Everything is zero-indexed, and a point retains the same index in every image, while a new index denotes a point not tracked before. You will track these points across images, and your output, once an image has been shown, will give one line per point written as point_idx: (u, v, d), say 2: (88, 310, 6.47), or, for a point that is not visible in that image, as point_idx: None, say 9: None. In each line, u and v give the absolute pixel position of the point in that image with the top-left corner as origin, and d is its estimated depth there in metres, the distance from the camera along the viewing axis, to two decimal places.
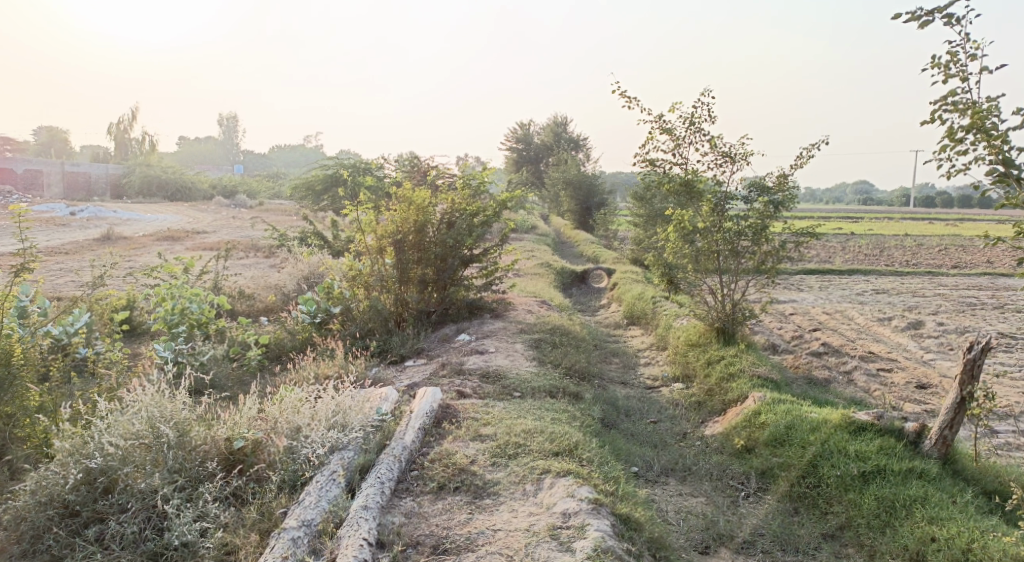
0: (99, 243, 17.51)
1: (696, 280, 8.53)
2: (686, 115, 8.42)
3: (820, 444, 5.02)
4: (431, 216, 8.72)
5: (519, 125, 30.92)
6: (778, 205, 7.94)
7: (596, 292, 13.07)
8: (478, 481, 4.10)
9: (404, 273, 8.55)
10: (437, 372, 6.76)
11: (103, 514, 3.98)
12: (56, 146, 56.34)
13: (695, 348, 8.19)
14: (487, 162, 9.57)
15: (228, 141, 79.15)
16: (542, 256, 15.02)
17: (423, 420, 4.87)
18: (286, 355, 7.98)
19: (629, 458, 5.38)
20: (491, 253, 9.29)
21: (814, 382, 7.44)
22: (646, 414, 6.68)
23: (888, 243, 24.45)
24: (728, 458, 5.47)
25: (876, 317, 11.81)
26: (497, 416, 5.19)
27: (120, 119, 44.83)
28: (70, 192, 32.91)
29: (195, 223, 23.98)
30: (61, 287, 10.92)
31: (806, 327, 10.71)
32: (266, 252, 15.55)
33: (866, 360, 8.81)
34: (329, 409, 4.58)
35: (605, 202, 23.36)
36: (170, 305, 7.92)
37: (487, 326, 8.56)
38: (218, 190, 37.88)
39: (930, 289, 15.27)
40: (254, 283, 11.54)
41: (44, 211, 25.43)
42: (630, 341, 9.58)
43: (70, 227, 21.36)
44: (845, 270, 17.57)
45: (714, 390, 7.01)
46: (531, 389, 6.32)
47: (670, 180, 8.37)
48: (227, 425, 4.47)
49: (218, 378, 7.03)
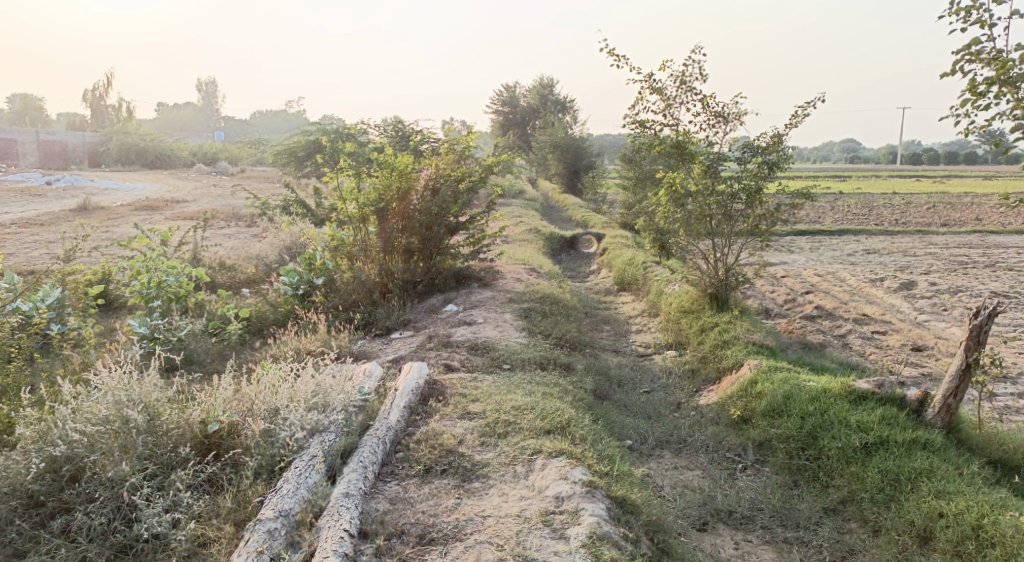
0: (77, 214, 17.06)
1: (688, 245, 8.31)
2: (677, 74, 8.12)
3: (820, 415, 4.85)
4: (415, 183, 8.42)
5: (504, 87, 30.31)
6: (772, 166, 7.71)
7: (585, 258, 12.84)
8: (466, 463, 3.91)
9: (388, 242, 8.30)
10: (423, 345, 6.54)
11: (69, 504, 3.76)
12: (31, 114, 55.07)
13: (687, 314, 8.01)
14: (472, 125, 9.23)
15: (208, 107, 77.67)
16: (530, 221, 14.75)
17: (408, 398, 4.67)
18: (268, 328, 7.73)
19: (623, 432, 5.21)
20: (478, 220, 9.02)
21: (810, 347, 7.29)
22: (639, 384, 6.51)
23: (876, 202, 24.33)
24: (724, 428, 5.31)
25: (869, 279, 11.66)
26: (486, 392, 4.98)
27: (95, 86, 43.74)
28: (47, 162, 32.17)
29: (175, 192, 23.46)
30: (34, 261, 10.57)
31: (799, 290, 10.56)
32: (248, 221, 15.18)
33: (860, 323, 8.67)
34: (309, 390, 4.35)
35: (593, 165, 23.02)
36: (146, 279, 7.64)
37: (474, 295, 8.33)
38: (199, 157, 37.16)
39: (921, 248, 15.14)
40: (235, 253, 11.23)
41: (20, 181, 24.78)
42: (621, 308, 9.39)
43: (46, 197, 20.83)
44: (835, 231, 17.42)
45: (708, 358, 6.84)
46: (520, 362, 6.12)
47: (661, 142, 8.10)
48: (201, 407, 4.24)
49: (197, 353, 6.75)
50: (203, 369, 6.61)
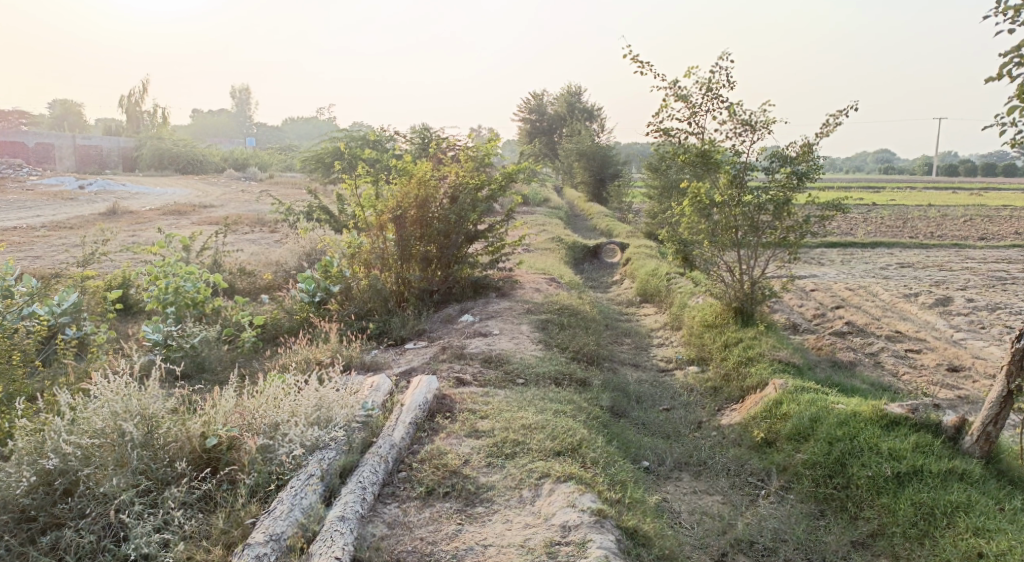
0: (105, 217, 17.23)
1: (713, 256, 8.06)
2: (702, 81, 7.89)
3: (849, 440, 4.58)
4: (434, 190, 8.28)
5: (532, 95, 30.18)
6: (802, 176, 7.45)
7: (608, 268, 12.61)
8: (470, 486, 3.72)
9: (405, 250, 8.16)
10: (436, 357, 6.37)
11: (61, 519, 3.63)
12: (69, 119, 56.24)
13: (711, 329, 7.75)
14: (494, 132, 9.05)
15: (240, 113, 78.70)
16: (554, 230, 14.56)
17: (415, 413, 4.49)
18: (283, 335, 7.63)
19: (639, 453, 4.99)
20: (497, 228, 8.85)
21: (839, 366, 7.02)
22: (658, 401, 6.28)
23: (911, 214, 23.76)
24: (746, 451, 5.06)
25: (902, 294, 11.28)
26: (496, 409, 4.79)
27: (130, 91, 44.48)
28: (82, 166, 32.74)
29: (204, 197, 23.67)
30: (58, 264, 10.61)
31: (828, 305, 10.23)
32: (272, 227, 15.20)
33: (893, 340, 8.34)
34: (311, 404, 4.19)
35: (620, 173, 22.78)
36: (164, 284, 7.56)
37: (492, 305, 8.16)
38: (229, 162, 37.55)
39: (957, 263, 14.67)
40: (255, 259, 11.18)
41: (54, 184, 25.23)
42: (643, 320, 9.15)
43: (77, 200, 21.13)
44: (867, 243, 16.98)
45: (731, 375, 6.59)
46: (535, 376, 5.93)
47: (685, 151, 7.86)
48: (201, 419, 4.10)
49: (209, 360, 6.65)
50: (214, 377, 6.50)
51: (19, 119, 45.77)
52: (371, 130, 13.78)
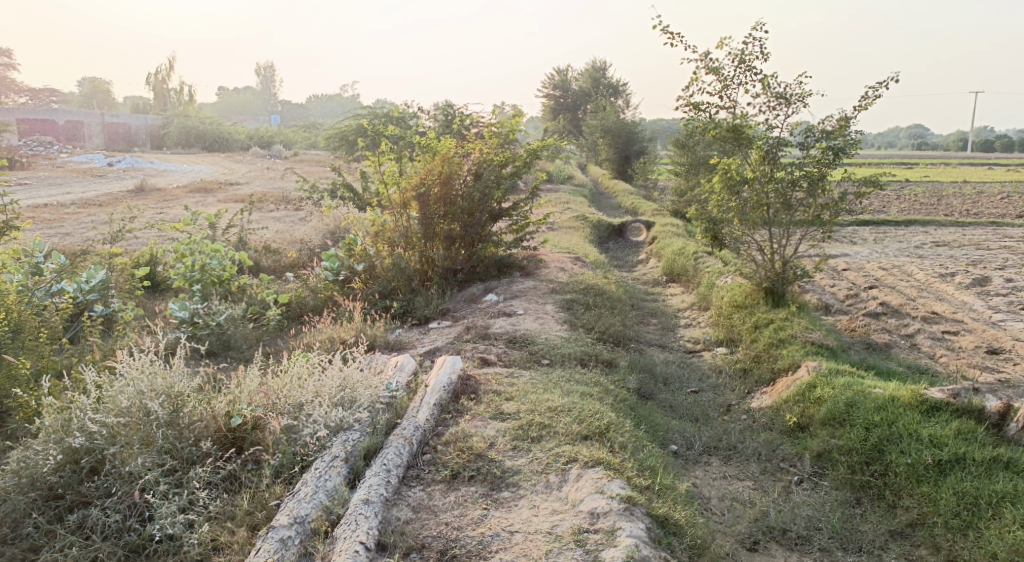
0: (132, 195, 17.34)
1: (743, 235, 7.87)
2: (735, 53, 7.65)
3: (887, 426, 4.43)
4: (458, 167, 8.16)
5: (556, 70, 29.79)
6: (837, 152, 7.21)
7: (634, 247, 12.42)
8: (496, 470, 3.65)
9: (429, 228, 8.07)
10: (461, 337, 6.30)
11: (87, 497, 3.59)
12: (97, 97, 56.80)
13: (740, 310, 7.58)
14: (519, 107, 8.89)
15: (265, 91, 78.88)
16: (579, 208, 14.38)
17: (439, 395, 4.42)
18: (308, 314, 7.59)
19: (667, 436, 4.88)
20: (522, 206, 8.71)
21: (873, 348, 6.83)
22: (686, 383, 6.15)
23: (946, 191, 23.16)
24: (778, 436, 4.94)
25: (937, 273, 10.99)
26: (522, 390, 4.71)
27: (157, 69, 44.68)
28: (111, 144, 33.04)
29: (229, 175, 23.76)
30: (86, 241, 10.69)
31: (861, 285, 9.98)
32: (296, 205, 15.19)
33: (929, 322, 8.11)
34: (335, 384, 4.13)
35: (646, 150, 22.43)
36: (190, 261, 7.55)
37: (516, 285, 8.06)
38: (254, 140, 37.65)
39: (994, 242, 14.27)
40: (279, 237, 11.18)
41: (83, 162, 25.46)
42: (670, 300, 9.00)
43: (106, 178, 21.30)
44: (900, 221, 16.57)
45: (761, 357, 6.44)
46: (560, 357, 5.83)
47: (716, 126, 7.65)
48: (225, 398, 4.06)
49: (234, 338, 6.62)
50: (239, 355, 6.49)
51: (48, 97, 46.30)
52: (394, 107, 13.65)
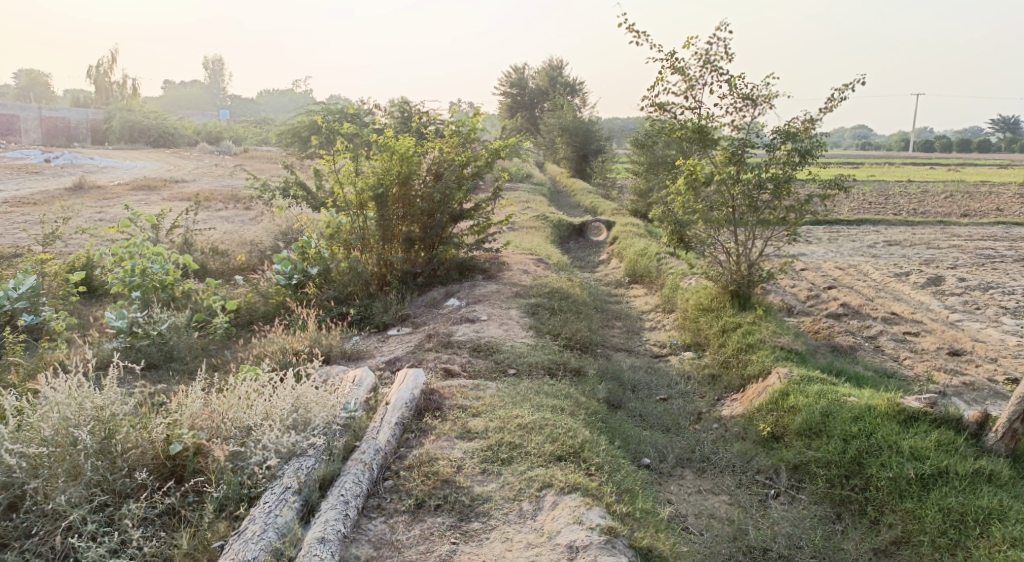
0: (72, 193, 16.59)
1: (709, 237, 7.73)
2: (700, 52, 7.54)
3: (864, 437, 4.32)
4: (417, 167, 7.87)
5: (512, 68, 29.56)
6: (803, 154, 7.14)
7: (595, 246, 12.27)
8: (464, 498, 3.42)
9: (387, 230, 7.77)
10: (422, 345, 6.02)
11: (3, 538, 3.25)
12: (36, 90, 54.70)
13: (707, 313, 7.45)
14: (479, 105, 8.62)
15: (214, 85, 76.98)
16: (538, 207, 14.18)
17: (401, 412, 4.14)
18: (259, 321, 7.23)
19: (639, 449, 4.68)
20: (483, 207, 8.44)
21: (839, 352, 6.77)
22: (655, 390, 5.98)
23: (894, 190, 23.63)
24: (751, 446, 4.78)
25: (893, 273, 11.07)
26: (489, 404, 4.46)
27: (99, 62, 43.10)
28: (50, 139, 31.76)
29: (175, 172, 22.94)
30: (19, 243, 10.07)
31: (821, 285, 9.98)
32: (246, 204, 14.65)
33: (889, 322, 8.10)
34: (287, 404, 3.81)
35: (603, 149, 22.38)
36: (130, 266, 7.06)
37: (478, 288, 7.79)
38: (202, 136, 36.58)
39: (944, 240, 14.52)
40: (228, 238, 10.71)
41: (20, 158, 24.34)
42: (633, 302, 8.85)
43: (43, 175, 20.35)
44: (853, 220, 16.78)
45: (730, 362, 6.30)
46: (527, 367, 5.60)
47: (681, 126, 7.52)
48: (166, 422, 3.71)
49: (178, 348, 6.24)
50: (183, 366, 6.08)
51: None
52: (349, 103, 13.25)
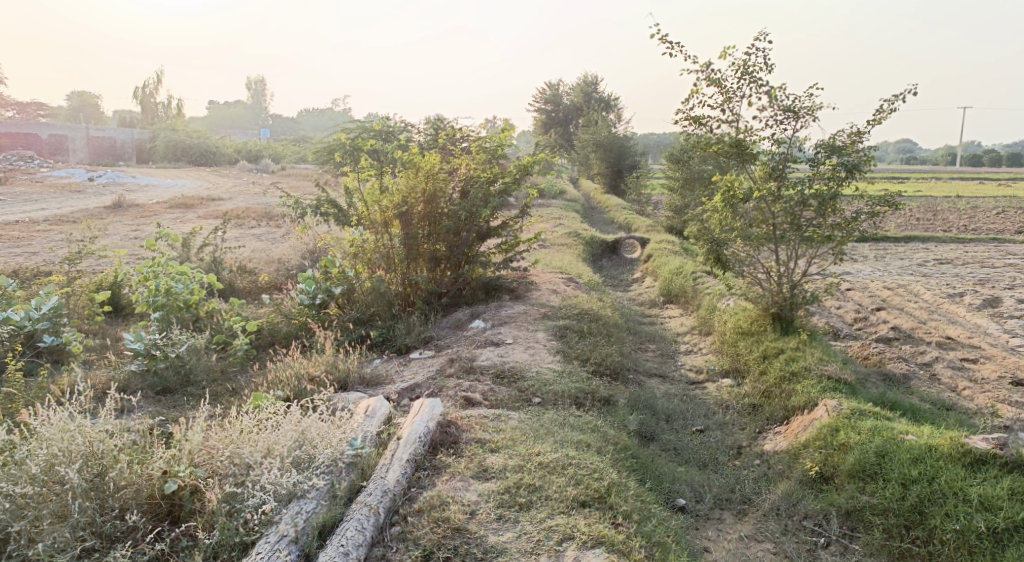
0: (110, 211, 16.73)
1: (748, 256, 7.30)
2: (738, 63, 7.20)
3: (926, 483, 3.93)
4: (443, 184, 7.62)
5: (547, 84, 29.39)
6: (850, 169, 6.72)
7: (629, 265, 11.88)
8: (477, 550, 3.18)
9: (412, 249, 7.52)
10: (444, 370, 5.73)
11: None
12: (85, 111, 56.26)
13: (746, 337, 7.03)
14: (508, 120, 8.35)
15: (255, 104, 78.38)
16: (571, 224, 13.86)
17: (414, 448, 3.85)
18: (280, 342, 7.01)
19: (674, 489, 4.32)
20: (511, 225, 8.14)
21: (890, 381, 6.30)
22: (691, 421, 5.59)
23: (941, 206, 22.80)
24: (797, 487, 4.39)
25: (945, 293, 10.49)
26: (509, 439, 4.15)
27: (144, 83, 44.11)
28: (95, 158, 32.43)
29: (213, 190, 23.14)
30: (50, 260, 10.05)
31: (868, 306, 9.47)
32: (278, 221, 14.59)
33: (944, 348, 7.58)
34: (290, 439, 3.53)
35: (638, 165, 22.01)
36: (154, 285, 6.82)
37: (505, 309, 7.49)
38: (241, 154, 37.09)
39: (998, 258, 13.82)
40: (255, 256, 10.58)
41: (64, 177, 24.74)
42: (668, 323, 8.46)
43: (85, 193, 20.67)
44: (900, 237, 16.13)
45: (772, 392, 5.88)
46: (553, 396, 5.27)
47: (718, 140, 7.17)
48: (163, 458, 3.46)
49: (195, 372, 6.03)
50: (199, 391, 5.87)
51: (35, 112, 46.02)
52: (379, 120, 13.09)
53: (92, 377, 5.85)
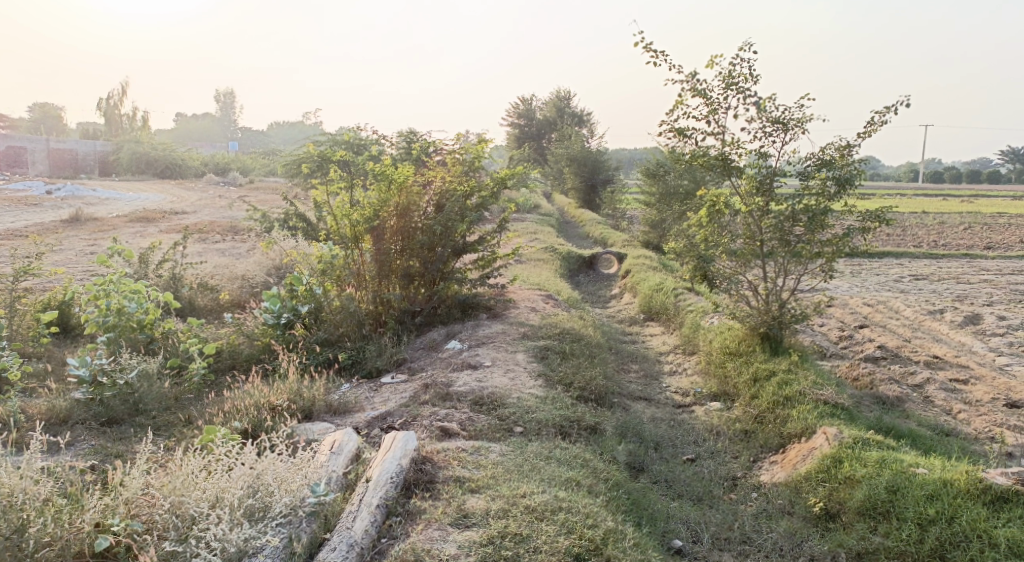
0: (67, 225, 16.06)
1: (734, 272, 7.00)
2: (723, 74, 6.97)
3: (945, 523, 3.74)
4: (417, 198, 7.24)
5: (520, 99, 29.23)
6: (840, 183, 6.47)
7: (606, 281, 11.57)
8: None
9: (383, 266, 7.15)
10: (417, 397, 5.33)
11: None
12: (48, 123, 55.02)
13: (734, 357, 6.72)
14: (485, 132, 8.01)
15: (223, 117, 77.28)
16: (547, 239, 13.54)
17: (385, 491, 3.47)
18: (242, 365, 6.55)
19: (668, 529, 3.99)
20: (488, 240, 7.76)
21: (883, 403, 6.03)
22: (681, 449, 5.25)
23: (912, 221, 22.94)
24: (801, 525, 4.11)
25: (927, 310, 10.32)
26: (492, 476, 3.77)
27: (108, 95, 43.20)
28: (56, 170, 31.48)
29: (178, 203, 22.45)
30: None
31: (852, 324, 9.24)
32: (244, 236, 14.07)
33: (933, 368, 7.34)
34: (243, 487, 3.14)
35: (612, 179, 21.84)
36: (104, 304, 6.32)
37: (482, 329, 7.11)
38: (209, 167, 36.35)
39: (972, 274, 13.78)
40: (218, 273, 10.10)
41: (20, 190, 23.87)
42: (649, 342, 8.14)
43: (42, 207, 19.86)
44: (874, 253, 16.07)
45: (765, 418, 5.57)
46: (535, 424, 4.89)
47: (702, 154, 6.91)
48: (96, 511, 3.05)
49: (146, 400, 5.57)
50: (149, 421, 5.41)
51: None
52: (350, 132, 12.70)
53: (31, 407, 5.36)
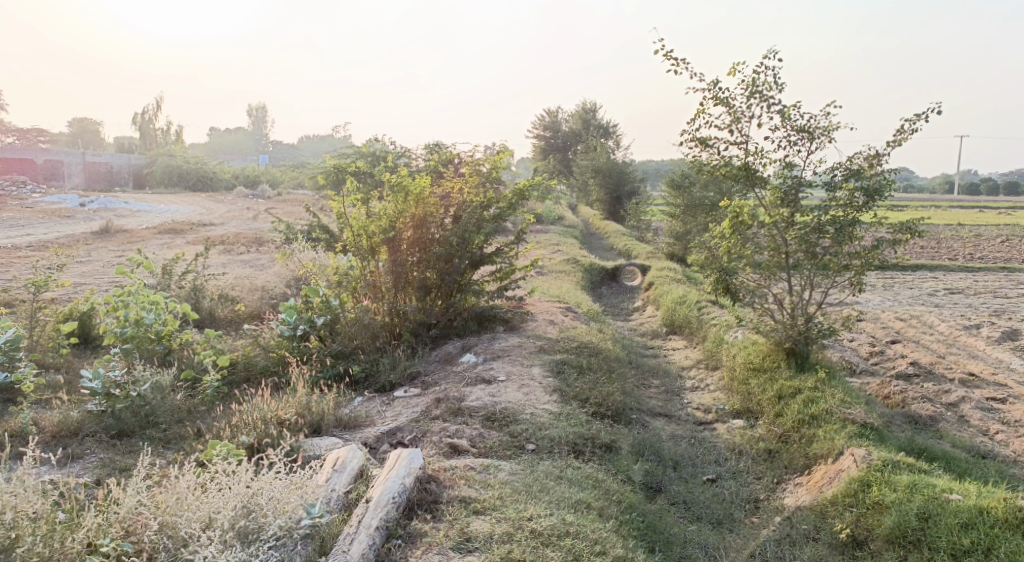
0: (97, 236, 16.23)
1: (758, 286, 6.78)
2: (747, 82, 6.81)
3: (981, 555, 3.54)
4: (434, 208, 7.15)
5: (546, 111, 29.17)
6: (869, 194, 6.25)
7: (629, 294, 11.37)
8: None
9: (399, 278, 7.05)
10: (428, 411, 5.20)
11: None
12: (85, 137, 56.22)
13: (758, 373, 6.50)
14: (504, 143, 7.90)
15: (254, 131, 78.40)
16: (570, 251, 13.38)
17: (386, 512, 3.34)
18: (256, 377, 6.44)
19: (685, 555, 3.81)
20: (506, 251, 7.63)
21: (915, 423, 5.77)
22: (701, 468, 5.05)
23: (946, 234, 22.38)
24: (826, 552, 3.91)
25: (962, 325, 9.97)
26: (498, 497, 3.64)
27: (143, 110, 44.00)
28: (91, 183, 32.04)
29: (206, 215, 22.66)
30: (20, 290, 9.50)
31: (883, 339, 8.94)
32: (267, 247, 14.10)
33: (969, 386, 7.03)
34: (236, 507, 3.04)
35: (637, 191, 21.63)
36: (122, 315, 6.25)
37: (498, 342, 6.97)
38: (239, 179, 36.79)
39: (1011, 288, 13.34)
40: (238, 284, 10.08)
41: (54, 202, 24.27)
42: (671, 356, 7.93)
43: (74, 219, 20.16)
44: (907, 266, 15.66)
45: (790, 437, 5.35)
46: (548, 442, 4.73)
47: (725, 164, 6.74)
48: (86, 531, 2.95)
49: (158, 413, 5.49)
50: (160, 434, 5.33)
51: (33, 136, 46.07)
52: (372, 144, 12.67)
53: (43, 418, 5.31)
